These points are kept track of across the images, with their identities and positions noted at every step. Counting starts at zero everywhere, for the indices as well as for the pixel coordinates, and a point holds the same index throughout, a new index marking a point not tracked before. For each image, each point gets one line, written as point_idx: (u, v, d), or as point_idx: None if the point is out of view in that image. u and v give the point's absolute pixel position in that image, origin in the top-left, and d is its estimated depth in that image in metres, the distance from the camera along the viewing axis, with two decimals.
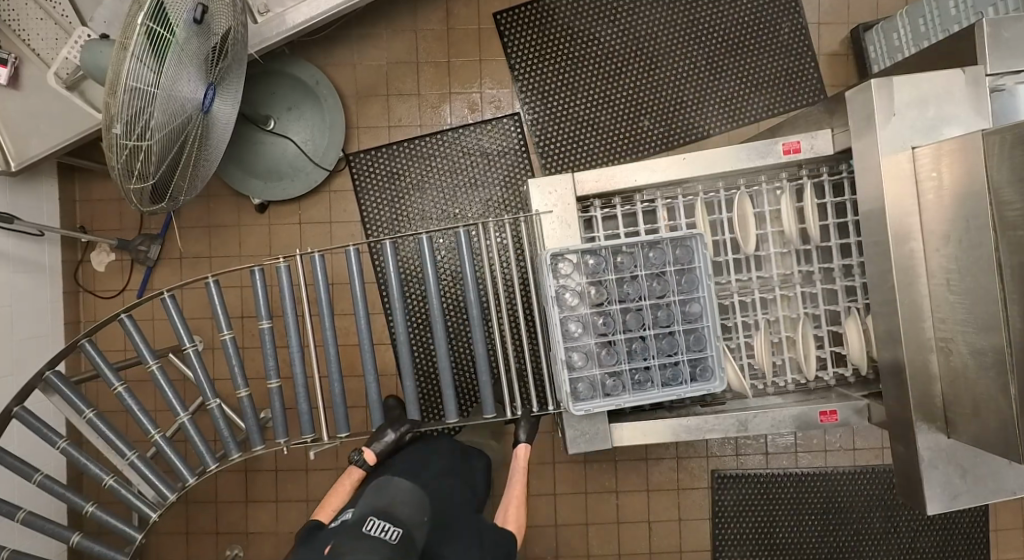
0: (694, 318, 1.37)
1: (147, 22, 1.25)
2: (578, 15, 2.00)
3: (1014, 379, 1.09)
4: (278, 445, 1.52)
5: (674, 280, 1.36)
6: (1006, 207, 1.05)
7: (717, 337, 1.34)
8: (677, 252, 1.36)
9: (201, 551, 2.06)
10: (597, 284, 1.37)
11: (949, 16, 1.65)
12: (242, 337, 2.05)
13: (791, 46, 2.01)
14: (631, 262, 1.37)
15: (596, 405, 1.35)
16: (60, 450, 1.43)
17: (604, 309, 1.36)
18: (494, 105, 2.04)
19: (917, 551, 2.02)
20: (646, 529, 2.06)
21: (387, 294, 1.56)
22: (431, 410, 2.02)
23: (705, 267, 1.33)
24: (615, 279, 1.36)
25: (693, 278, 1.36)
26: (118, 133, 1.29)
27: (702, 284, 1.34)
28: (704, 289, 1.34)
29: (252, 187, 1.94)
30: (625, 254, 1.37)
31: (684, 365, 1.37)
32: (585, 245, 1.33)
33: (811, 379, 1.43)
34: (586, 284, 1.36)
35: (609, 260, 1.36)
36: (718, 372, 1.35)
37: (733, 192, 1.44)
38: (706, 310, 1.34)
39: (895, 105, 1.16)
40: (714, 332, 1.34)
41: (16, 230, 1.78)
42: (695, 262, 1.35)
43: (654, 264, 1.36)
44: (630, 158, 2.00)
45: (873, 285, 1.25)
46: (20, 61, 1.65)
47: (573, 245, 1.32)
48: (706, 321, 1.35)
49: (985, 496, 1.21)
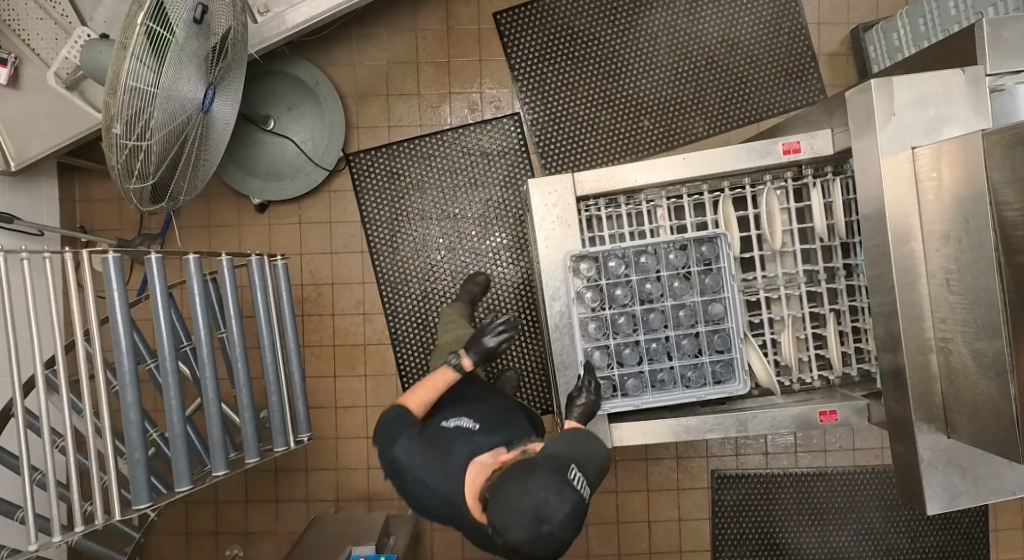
0: (718, 318, 1.36)
1: (147, 22, 1.25)
2: (577, 15, 2.00)
3: (1014, 379, 1.09)
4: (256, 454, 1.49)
5: (698, 282, 1.37)
6: (1006, 207, 1.06)
7: (741, 339, 1.32)
8: (702, 250, 1.36)
9: (201, 552, 2.06)
10: (620, 284, 1.37)
11: (949, 16, 1.65)
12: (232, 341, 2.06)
13: (791, 47, 2.01)
14: (655, 261, 1.37)
15: (617, 404, 1.37)
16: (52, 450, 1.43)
17: (627, 310, 1.37)
18: (494, 105, 2.03)
19: (916, 552, 2.02)
20: (646, 529, 2.05)
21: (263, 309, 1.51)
22: None
23: (730, 268, 1.32)
24: (638, 278, 1.36)
25: (718, 277, 1.36)
26: (118, 133, 1.29)
27: (726, 284, 1.33)
28: (728, 289, 1.33)
29: (252, 187, 1.94)
30: (648, 253, 1.37)
31: (707, 366, 1.36)
32: (605, 249, 1.34)
33: (836, 375, 1.42)
34: (609, 285, 1.37)
35: (631, 261, 1.36)
36: (740, 375, 1.34)
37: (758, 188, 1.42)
38: (730, 310, 1.33)
39: (895, 105, 1.17)
40: (738, 334, 1.32)
41: (16, 230, 1.77)
42: (721, 262, 1.34)
43: (676, 265, 1.37)
44: (629, 158, 1.99)
45: (873, 286, 1.25)
46: (20, 61, 1.65)
47: (595, 248, 1.34)
48: (730, 322, 1.34)
49: (984, 497, 1.21)
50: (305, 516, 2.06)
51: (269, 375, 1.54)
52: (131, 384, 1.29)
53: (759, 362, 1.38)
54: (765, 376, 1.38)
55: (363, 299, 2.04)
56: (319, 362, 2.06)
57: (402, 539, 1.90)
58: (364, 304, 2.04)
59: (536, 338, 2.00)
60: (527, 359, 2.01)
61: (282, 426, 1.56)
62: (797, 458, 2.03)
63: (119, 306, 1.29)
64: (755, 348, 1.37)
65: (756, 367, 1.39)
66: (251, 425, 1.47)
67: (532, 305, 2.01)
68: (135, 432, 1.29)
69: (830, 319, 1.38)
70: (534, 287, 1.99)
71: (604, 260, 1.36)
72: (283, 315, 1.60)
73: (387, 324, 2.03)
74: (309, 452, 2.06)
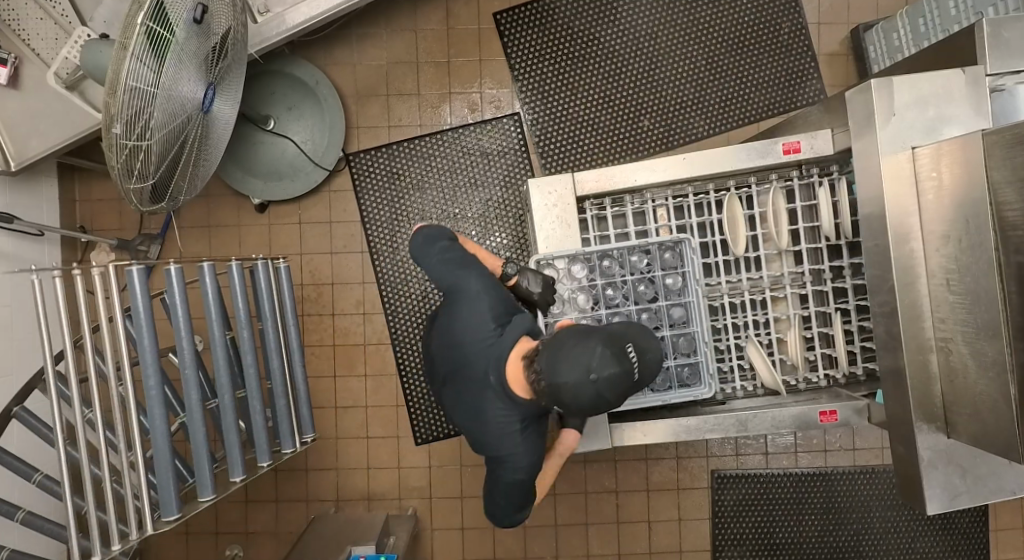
0: (682, 321, 1.36)
1: (147, 22, 1.25)
2: (577, 15, 2.00)
3: (1014, 379, 1.09)
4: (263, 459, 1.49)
5: (663, 284, 1.36)
6: (1006, 207, 1.05)
7: (705, 342, 1.32)
8: (666, 256, 1.36)
9: (201, 552, 2.06)
10: (583, 290, 1.38)
11: (949, 16, 1.65)
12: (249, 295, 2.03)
13: (791, 47, 2.01)
14: (619, 266, 1.39)
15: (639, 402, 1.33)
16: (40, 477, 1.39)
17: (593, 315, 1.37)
18: (494, 105, 2.03)
19: (916, 552, 2.02)
20: (646, 529, 2.05)
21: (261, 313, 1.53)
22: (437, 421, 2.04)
23: (694, 271, 1.33)
24: (602, 283, 1.37)
25: (682, 279, 1.35)
26: (118, 133, 1.29)
27: (691, 288, 1.33)
28: (693, 294, 1.34)
29: (253, 187, 1.94)
30: (611, 258, 1.38)
31: (672, 369, 1.35)
32: (571, 250, 1.36)
33: (842, 372, 1.41)
34: (573, 291, 1.38)
35: (594, 265, 1.37)
36: (705, 377, 1.32)
37: (763, 187, 1.42)
38: (694, 314, 1.33)
39: (895, 105, 1.16)
40: (702, 337, 1.32)
41: (16, 230, 1.77)
42: (684, 265, 1.34)
43: (639, 268, 1.38)
44: (629, 158, 1.99)
45: (873, 286, 1.25)
46: (20, 61, 1.65)
47: (555, 252, 1.36)
48: (694, 326, 1.33)
49: (984, 497, 1.21)
50: (305, 517, 2.06)
51: (274, 376, 1.54)
52: (158, 400, 1.34)
53: (761, 361, 1.39)
54: (770, 375, 1.38)
55: (363, 299, 2.04)
56: (319, 362, 2.06)
57: (402, 539, 1.90)
58: (364, 304, 2.04)
59: None
60: None
61: (290, 428, 1.56)
62: (797, 458, 2.03)
63: (140, 301, 1.32)
64: (757, 347, 1.39)
65: (759, 366, 1.39)
66: (263, 429, 1.48)
67: None
68: (162, 443, 1.34)
69: (835, 317, 1.37)
70: None
71: (566, 266, 1.38)
72: (287, 318, 1.61)
73: (387, 324, 2.03)
74: (309, 452, 2.06)
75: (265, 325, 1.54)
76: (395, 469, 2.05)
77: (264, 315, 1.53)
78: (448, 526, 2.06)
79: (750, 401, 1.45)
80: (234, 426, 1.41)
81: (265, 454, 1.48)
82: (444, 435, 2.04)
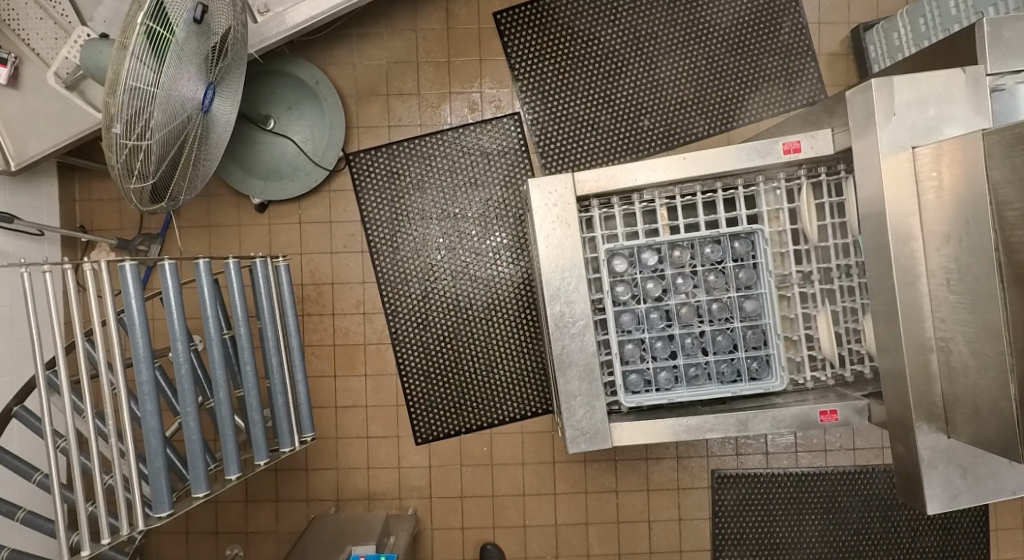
0: (754, 315, 1.40)
1: (147, 22, 1.26)
2: (578, 15, 2.00)
3: (1015, 378, 1.09)
4: (258, 466, 1.47)
5: (734, 276, 1.39)
6: (1006, 206, 1.07)
7: (778, 335, 1.36)
8: (738, 245, 1.39)
9: (201, 551, 2.06)
10: (652, 278, 1.41)
11: (949, 16, 1.67)
12: (299, 304, 2.06)
13: (792, 47, 2.01)
14: (690, 256, 1.41)
15: (709, 391, 1.39)
16: (38, 482, 1.38)
17: (662, 304, 1.41)
18: (494, 104, 2.03)
19: (917, 552, 2.02)
20: (646, 528, 2.05)
21: (257, 313, 1.54)
22: (439, 425, 2.03)
23: (766, 261, 1.36)
24: (672, 272, 1.40)
25: (754, 272, 1.39)
26: (118, 133, 1.30)
27: (763, 279, 1.37)
28: (765, 285, 1.37)
29: (253, 187, 1.95)
30: (682, 248, 1.41)
31: (744, 361, 1.40)
32: (637, 243, 1.38)
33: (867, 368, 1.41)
34: (644, 278, 1.41)
35: (665, 254, 1.40)
36: (778, 370, 1.37)
37: (811, 180, 1.40)
38: (766, 306, 1.37)
39: (895, 105, 1.16)
40: (775, 330, 1.36)
41: (16, 230, 1.77)
42: (757, 256, 1.38)
43: (712, 259, 1.41)
44: (630, 157, 1.99)
45: (872, 287, 1.25)
46: (20, 61, 1.65)
47: (626, 243, 1.38)
48: (766, 318, 1.37)
49: (983, 497, 1.21)
50: (305, 517, 2.06)
51: (273, 376, 1.54)
52: (151, 394, 1.29)
53: (827, 331, 1.39)
54: (832, 351, 1.39)
55: (363, 300, 2.04)
56: (319, 362, 2.06)
57: (402, 539, 1.89)
58: (364, 304, 2.04)
59: (537, 338, 2.00)
60: (527, 359, 2.00)
61: (290, 428, 1.56)
62: (797, 458, 2.04)
63: (134, 304, 1.28)
64: (829, 317, 1.38)
65: (823, 336, 1.40)
66: (260, 427, 1.48)
67: (532, 305, 2.01)
68: (155, 440, 1.30)
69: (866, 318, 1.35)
70: (534, 286, 1.99)
71: (636, 254, 1.40)
72: (289, 320, 1.60)
73: (387, 324, 2.03)
74: (309, 452, 2.06)
75: (267, 326, 1.54)
76: (395, 469, 2.05)
77: (265, 316, 1.54)
78: (448, 526, 2.06)
79: (750, 401, 1.45)
80: (230, 420, 1.41)
81: (263, 453, 1.48)
82: (445, 435, 2.04)
